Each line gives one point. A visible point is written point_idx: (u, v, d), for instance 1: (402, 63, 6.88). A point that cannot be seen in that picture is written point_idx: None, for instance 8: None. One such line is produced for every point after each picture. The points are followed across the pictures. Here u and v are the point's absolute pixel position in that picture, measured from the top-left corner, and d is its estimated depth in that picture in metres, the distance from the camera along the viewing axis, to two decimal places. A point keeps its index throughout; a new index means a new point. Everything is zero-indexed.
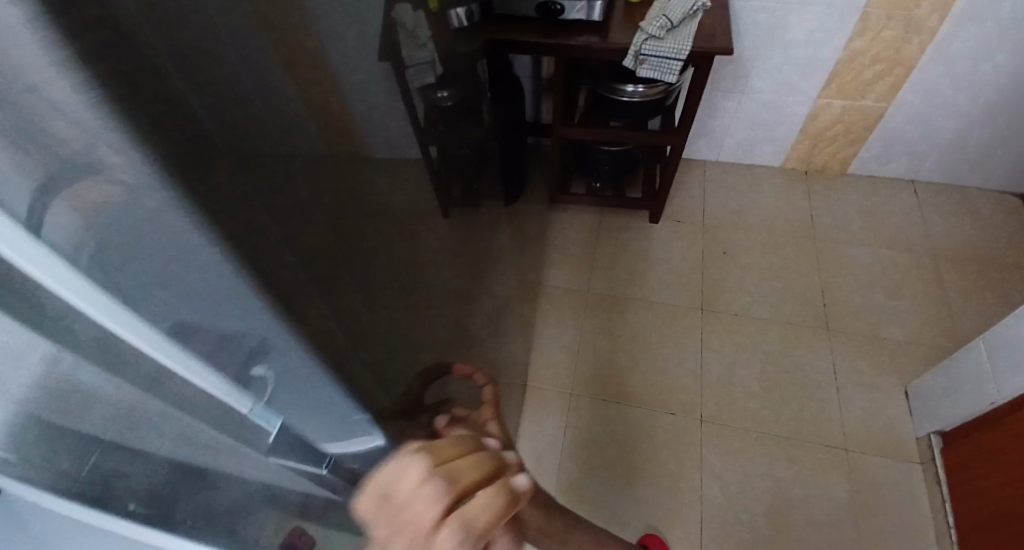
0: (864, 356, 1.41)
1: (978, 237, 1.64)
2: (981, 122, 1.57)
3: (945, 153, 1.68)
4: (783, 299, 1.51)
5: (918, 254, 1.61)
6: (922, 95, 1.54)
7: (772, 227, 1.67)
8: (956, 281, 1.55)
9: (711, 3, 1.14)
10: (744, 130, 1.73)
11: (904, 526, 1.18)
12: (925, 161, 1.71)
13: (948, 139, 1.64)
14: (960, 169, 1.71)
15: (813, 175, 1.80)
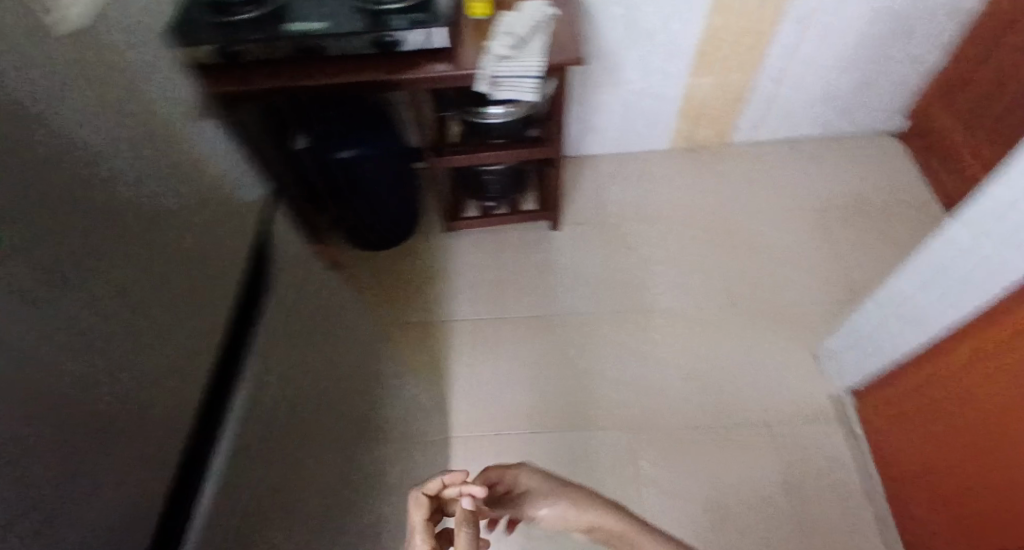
0: (773, 326, 1.45)
1: (855, 186, 1.73)
2: (840, 76, 1.66)
3: (813, 109, 1.75)
4: (689, 284, 1.53)
5: (804, 213, 1.68)
6: (783, 58, 1.59)
7: (671, 214, 1.68)
8: (842, 234, 1.63)
9: (557, 12, 1.12)
10: (625, 121, 1.74)
11: (832, 489, 1.23)
12: (797, 120, 1.78)
13: (814, 97, 1.71)
14: (831, 123, 1.80)
15: (698, 151, 1.83)
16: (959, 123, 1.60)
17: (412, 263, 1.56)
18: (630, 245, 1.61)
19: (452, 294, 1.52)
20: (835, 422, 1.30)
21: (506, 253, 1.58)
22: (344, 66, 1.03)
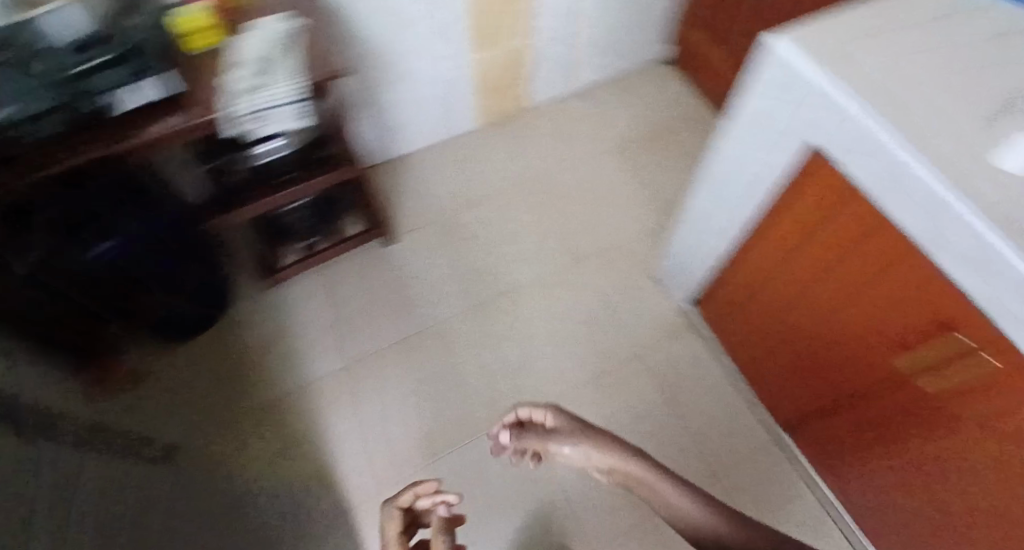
0: (618, 267, 1.52)
1: (656, 111, 1.77)
2: (613, 17, 1.61)
3: (605, 48, 1.69)
4: (533, 254, 1.54)
5: (616, 149, 1.70)
6: (557, 15, 1.49)
7: (498, 192, 1.63)
8: (653, 161, 1.68)
9: (292, 15, 1.00)
10: (422, 111, 1.59)
11: (706, 390, 1.36)
12: (593, 63, 1.72)
13: (599, 42, 1.67)
14: (622, 59, 1.78)
15: (507, 121, 1.76)
16: (710, 45, 1.65)
17: (244, 331, 1.40)
18: (467, 234, 1.56)
19: (300, 350, 1.38)
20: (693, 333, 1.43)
21: (344, 286, 1.47)
22: (52, 148, 0.84)
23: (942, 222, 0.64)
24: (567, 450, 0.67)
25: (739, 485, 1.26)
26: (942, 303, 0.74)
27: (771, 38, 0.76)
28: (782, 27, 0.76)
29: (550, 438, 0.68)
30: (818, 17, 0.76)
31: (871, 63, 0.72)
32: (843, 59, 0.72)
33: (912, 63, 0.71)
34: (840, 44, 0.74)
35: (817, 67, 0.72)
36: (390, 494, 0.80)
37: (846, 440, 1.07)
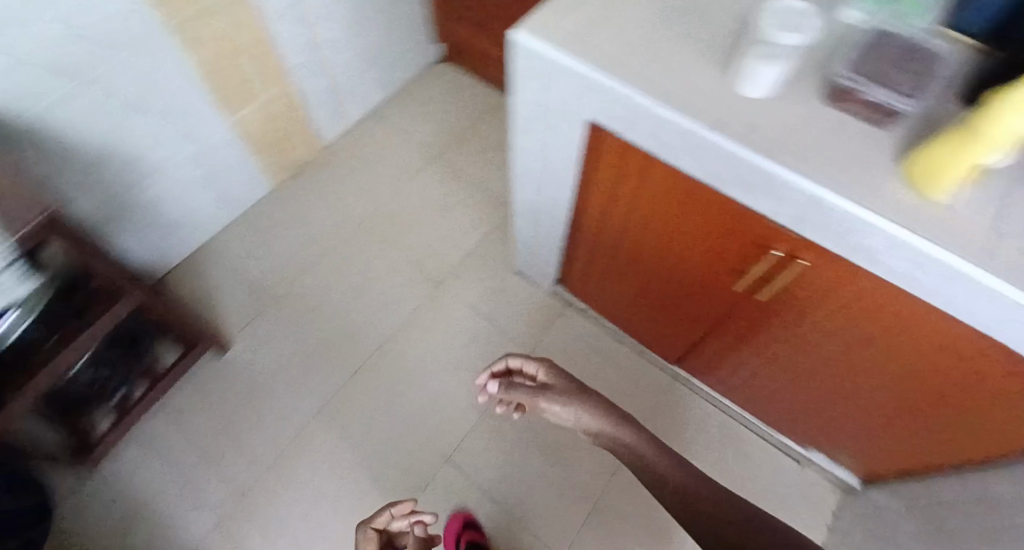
0: (477, 276, 1.47)
1: (453, 107, 1.71)
2: (370, 31, 1.51)
3: (374, 64, 1.60)
4: (388, 298, 1.44)
5: (429, 162, 1.63)
6: (304, 52, 1.37)
7: (323, 249, 1.50)
8: (468, 161, 1.63)
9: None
10: (204, 197, 1.40)
11: (606, 358, 1.35)
12: (369, 82, 1.62)
13: (366, 60, 1.56)
14: (400, 69, 1.70)
15: (304, 168, 1.61)
16: (475, 33, 1.62)
17: (98, 516, 1.19)
18: (311, 305, 1.42)
19: (171, 513, 1.20)
20: (574, 308, 1.42)
21: (195, 419, 1.29)
22: None
23: (712, 155, 0.72)
24: (557, 407, 0.83)
25: (668, 437, 1.24)
26: (745, 218, 0.78)
27: (514, 37, 0.78)
28: (521, 23, 0.78)
29: (539, 388, 0.87)
30: (547, 4, 0.80)
31: (603, 34, 0.77)
32: (583, 37, 0.77)
33: (632, 22, 0.77)
34: (574, 23, 0.78)
35: (563, 52, 0.76)
36: (370, 517, 0.97)
37: (733, 365, 1.10)
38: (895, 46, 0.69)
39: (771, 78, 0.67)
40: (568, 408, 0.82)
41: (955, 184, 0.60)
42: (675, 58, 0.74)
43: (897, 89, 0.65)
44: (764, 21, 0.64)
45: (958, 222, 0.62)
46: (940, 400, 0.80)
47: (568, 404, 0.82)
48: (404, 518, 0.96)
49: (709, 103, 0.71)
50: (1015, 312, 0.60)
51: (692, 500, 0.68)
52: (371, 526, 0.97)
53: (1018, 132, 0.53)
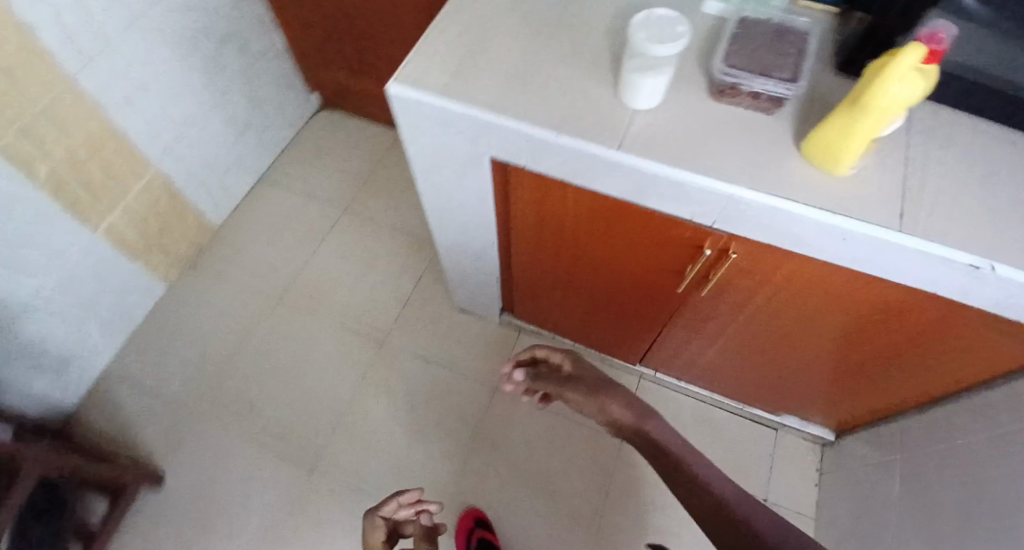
0: (417, 323, 1.39)
1: (348, 154, 1.62)
2: (237, 98, 1.41)
3: (251, 130, 1.50)
4: (329, 372, 1.34)
5: (337, 216, 1.54)
6: (161, 136, 1.26)
7: (245, 340, 1.38)
8: (377, 205, 1.55)
9: None
10: (91, 315, 1.26)
11: None
12: (249, 150, 1.51)
13: (241, 127, 1.46)
14: (281, 129, 1.59)
15: (203, 256, 1.49)
16: (351, 77, 1.54)
17: None
18: (247, 402, 1.31)
19: None
20: (527, 331, 1.37)
21: None
22: None
23: (618, 173, 0.70)
24: (583, 398, 0.83)
25: None
26: (668, 224, 0.76)
27: (393, 91, 0.74)
28: (398, 76, 0.74)
29: (562, 380, 0.87)
30: (420, 51, 0.77)
31: (481, 72, 0.74)
32: (462, 79, 0.74)
33: (505, 56, 0.76)
34: (451, 66, 0.75)
35: (446, 97, 0.72)
36: (376, 506, 0.88)
37: (695, 354, 1.09)
38: (763, 32, 0.69)
39: (658, 81, 0.66)
40: (589, 400, 0.82)
41: (853, 157, 0.61)
42: (556, 86, 0.73)
43: (774, 75, 0.65)
44: (633, 32, 0.63)
45: (864, 190, 0.63)
46: (892, 352, 0.81)
47: (590, 397, 0.81)
48: (412, 507, 0.88)
49: (598, 124, 0.70)
50: (935, 266, 0.61)
51: (712, 498, 0.63)
52: (376, 517, 0.89)
53: (914, 99, 0.55)
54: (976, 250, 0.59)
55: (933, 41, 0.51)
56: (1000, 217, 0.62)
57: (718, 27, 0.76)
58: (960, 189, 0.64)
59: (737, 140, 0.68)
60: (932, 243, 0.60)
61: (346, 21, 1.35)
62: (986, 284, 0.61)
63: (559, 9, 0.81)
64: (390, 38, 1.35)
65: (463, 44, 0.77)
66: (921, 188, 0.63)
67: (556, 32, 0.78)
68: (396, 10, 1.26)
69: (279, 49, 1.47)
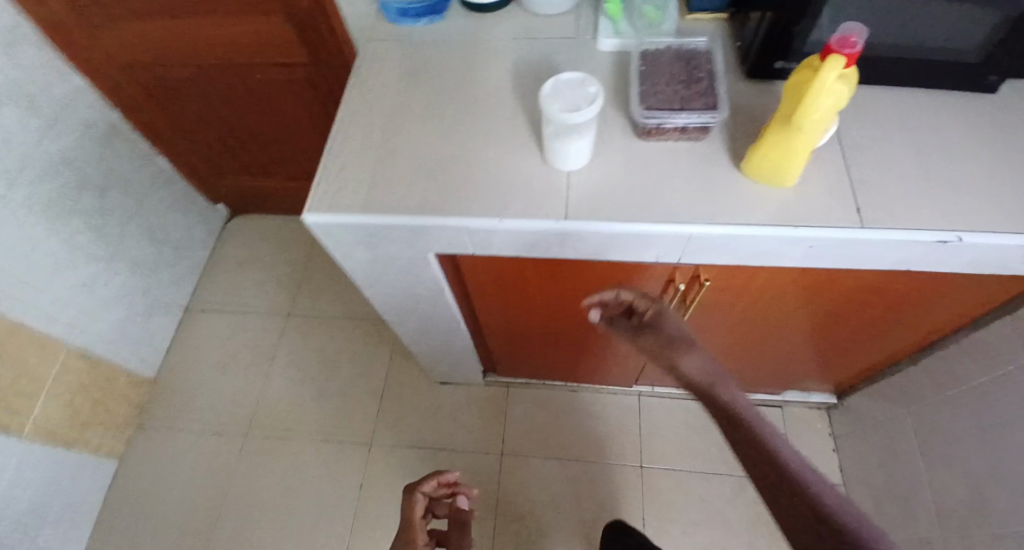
0: (400, 411, 1.28)
1: (272, 255, 1.51)
2: (134, 239, 1.29)
3: (160, 266, 1.37)
4: (320, 496, 1.22)
5: (280, 324, 1.41)
6: (62, 310, 1.13)
7: (222, 490, 1.25)
8: (320, 299, 1.43)
9: None
10: (41, 524, 1.12)
11: (572, 415, 1.25)
12: (165, 286, 1.39)
13: (151, 268, 1.34)
14: (194, 252, 1.47)
15: (148, 414, 1.35)
16: (252, 178, 1.42)
17: None
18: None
19: None
20: (516, 384, 1.29)
21: None
22: None
23: (573, 241, 0.67)
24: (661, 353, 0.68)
25: (668, 456, 1.20)
26: (633, 269, 0.73)
27: (311, 221, 0.68)
28: (312, 204, 0.69)
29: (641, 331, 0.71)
30: (326, 168, 0.72)
31: (399, 175, 0.70)
32: (382, 189, 0.69)
33: (419, 151, 0.72)
34: (366, 178, 0.70)
35: (371, 213, 0.67)
36: (417, 481, 0.77)
37: (689, 361, 1.07)
38: (668, 66, 0.69)
39: (583, 143, 0.63)
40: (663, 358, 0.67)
41: (799, 167, 0.60)
42: (482, 168, 0.69)
43: (692, 109, 0.65)
44: (547, 107, 0.60)
45: (814, 194, 0.63)
46: (876, 321, 0.82)
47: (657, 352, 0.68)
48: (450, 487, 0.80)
49: (537, 196, 0.67)
50: (905, 250, 0.61)
51: (769, 463, 0.52)
52: (416, 494, 0.77)
53: (841, 101, 0.54)
54: (936, 225, 0.60)
55: (845, 44, 0.51)
56: (943, 186, 0.63)
57: (622, 65, 0.75)
58: (897, 166, 0.65)
59: (678, 175, 0.66)
60: (895, 229, 0.60)
61: (230, 126, 1.26)
62: (956, 252, 0.61)
63: (460, 86, 0.77)
64: (284, 136, 1.28)
65: (371, 149, 0.73)
66: (863, 177, 0.64)
67: (465, 112, 0.75)
68: (282, 101, 1.18)
69: (168, 174, 1.36)
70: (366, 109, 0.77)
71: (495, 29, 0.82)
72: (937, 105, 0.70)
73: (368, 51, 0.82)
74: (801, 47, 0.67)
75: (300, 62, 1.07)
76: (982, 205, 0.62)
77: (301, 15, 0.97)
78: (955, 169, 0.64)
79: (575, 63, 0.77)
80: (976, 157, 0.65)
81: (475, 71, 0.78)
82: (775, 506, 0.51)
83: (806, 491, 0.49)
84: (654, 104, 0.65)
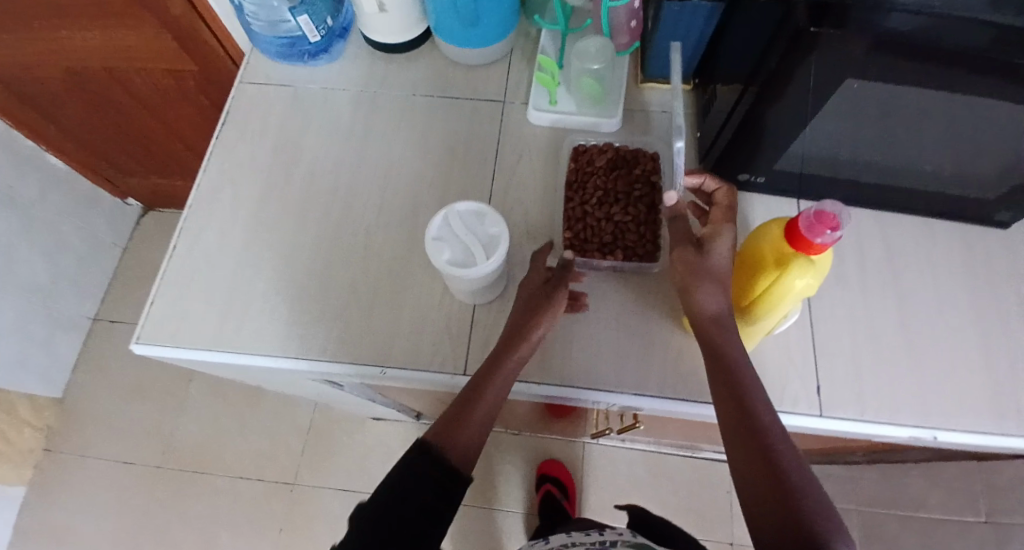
0: (329, 449, 1.16)
1: None
2: (29, 249, 1.11)
3: (61, 276, 1.20)
4: (241, 537, 1.11)
5: None
6: None
7: (132, 529, 1.13)
8: None
9: None
10: None
11: (511, 461, 1.18)
12: (67, 299, 1.22)
13: (48, 284, 1.16)
14: (100, 256, 1.29)
15: (53, 441, 1.21)
16: (162, 178, 1.24)
17: None
18: None
19: None
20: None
21: None
22: None
23: None
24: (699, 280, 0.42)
25: (611, 510, 1.14)
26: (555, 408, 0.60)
27: (147, 351, 0.54)
28: (143, 330, 0.55)
29: (704, 239, 0.44)
30: (168, 276, 0.57)
31: (266, 294, 0.56)
32: (241, 310, 0.55)
33: (294, 255, 0.57)
34: (221, 292, 0.56)
35: (219, 350, 0.54)
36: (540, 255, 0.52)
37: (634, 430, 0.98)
38: (603, 178, 0.56)
39: (486, 287, 0.50)
40: (705, 298, 0.42)
41: (748, 344, 0.47)
42: (371, 288, 0.55)
43: (628, 252, 0.53)
44: (435, 257, 0.46)
45: (763, 356, 0.51)
46: (830, 445, 0.72)
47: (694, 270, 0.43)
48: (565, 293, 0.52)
49: (430, 337, 0.53)
50: (870, 438, 0.51)
51: (735, 378, 0.40)
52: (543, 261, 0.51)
53: (802, 295, 0.40)
54: (910, 419, 0.49)
55: (813, 230, 0.36)
56: (923, 352, 0.51)
57: (551, 150, 0.60)
58: (871, 319, 0.53)
59: (609, 315, 0.53)
60: (860, 422, 0.49)
61: (125, 127, 1.06)
62: (923, 444, 0.51)
63: (352, 161, 0.62)
64: (188, 139, 1.09)
65: (232, 246, 0.58)
66: (830, 329, 0.52)
67: (358, 201, 0.60)
68: (177, 106, 0.98)
69: (60, 173, 1.16)
70: (231, 189, 0.61)
71: (401, 84, 0.65)
72: (928, 233, 0.57)
73: (242, 102, 0.65)
74: (767, 162, 0.52)
75: (186, 69, 0.88)
76: (968, 382, 0.50)
77: (177, 23, 0.77)
78: (937, 327, 0.53)
79: (495, 142, 0.61)
80: (959, 309, 0.53)
81: (373, 140, 0.63)
82: (729, 417, 0.39)
83: (765, 424, 0.38)
84: (582, 240, 0.54)
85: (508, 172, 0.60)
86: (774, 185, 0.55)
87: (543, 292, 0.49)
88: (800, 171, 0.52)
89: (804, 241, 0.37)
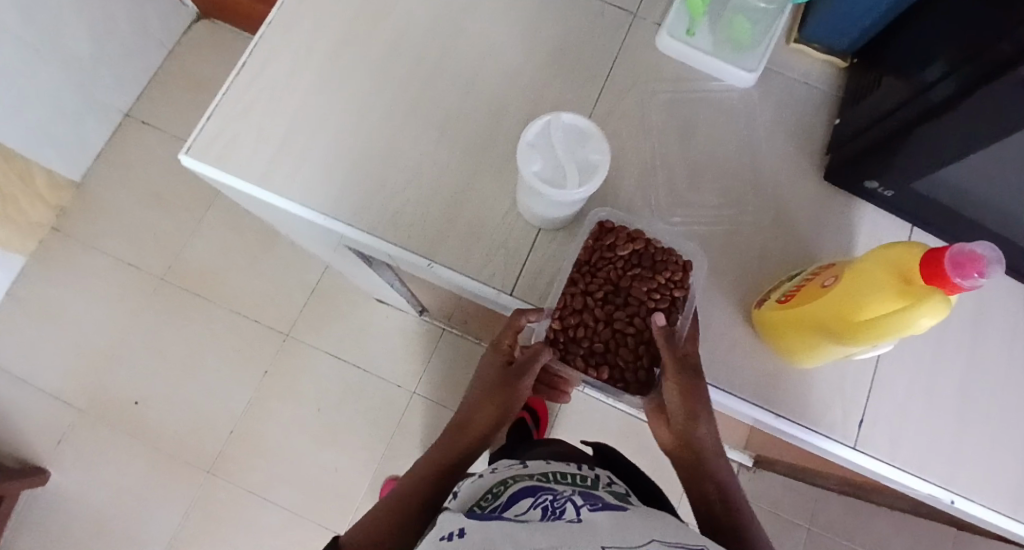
0: (328, 314, 1.16)
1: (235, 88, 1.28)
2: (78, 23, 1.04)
3: (104, 60, 1.13)
4: (224, 367, 1.13)
5: None
6: None
7: (124, 327, 1.16)
8: None
9: None
10: None
11: None
12: (105, 86, 1.17)
13: (88, 65, 1.10)
14: (146, 51, 1.22)
15: (62, 220, 1.20)
16: None
17: None
18: (135, 397, 1.12)
19: None
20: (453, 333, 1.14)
21: None
22: None
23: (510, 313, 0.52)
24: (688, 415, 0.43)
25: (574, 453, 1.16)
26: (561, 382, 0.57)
27: (192, 165, 0.51)
28: (195, 142, 0.51)
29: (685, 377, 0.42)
30: (229, 96, 0.52)
31: (326, 148, 0.51)
32: (296, 154, 0.51)
33: (365, 118, 0.52)
34: (281, 131, 0.52)
35: (269, 191, 0.50)
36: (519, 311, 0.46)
37: None
38: (617, 272, 0.45)
39: (562, 216, 0.46)
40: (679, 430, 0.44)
41: (822, 359, 0.44)
42: (436, 177, 0.51)
43: (616, 374, 0.44)
44: (524, 165, 0.42)
45: (816, 376, 0.48)
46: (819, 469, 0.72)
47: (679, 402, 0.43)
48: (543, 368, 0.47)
49: (483, 249, 0.50)
50: (887, 479, 0.50)
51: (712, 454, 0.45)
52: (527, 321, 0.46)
53: (911, 330, 0.36)
54: (937, 476, 0.48)
55: (957, 271, 0.32)
56: (975, 419, 0.49)
57: (667, 92, 0.54)
58: (935, 372, 0.50)
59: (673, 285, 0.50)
60: (885, 465, 0.48)
61: None
62: (937, 502, 0.50)
63: (452, 31, 0.55)
64: None
65: (303, 87, 0.53)
66: (893, 367, 0.49)
67: (448, 82, 0.54)
68: None
69: None
70: (317, 23, 0.55)
71: None
72: None
73: None
74: (899, 177, 0.46)
75: None
76: (1007, 462, 0.48)
77: None
78: (999, 399, 0.49)
79: (610, 61, 0.55)
80: None
81: (482, 20, 0.56)
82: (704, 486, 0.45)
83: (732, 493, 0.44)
84: (570, 337, 0.44)
85: (614, 97, 0.54)
86: (900, 202, 0.50)
87: (505, 378, 0.49)
88: (937, 199, 0.47)
89: (942, 277, 0.33)
